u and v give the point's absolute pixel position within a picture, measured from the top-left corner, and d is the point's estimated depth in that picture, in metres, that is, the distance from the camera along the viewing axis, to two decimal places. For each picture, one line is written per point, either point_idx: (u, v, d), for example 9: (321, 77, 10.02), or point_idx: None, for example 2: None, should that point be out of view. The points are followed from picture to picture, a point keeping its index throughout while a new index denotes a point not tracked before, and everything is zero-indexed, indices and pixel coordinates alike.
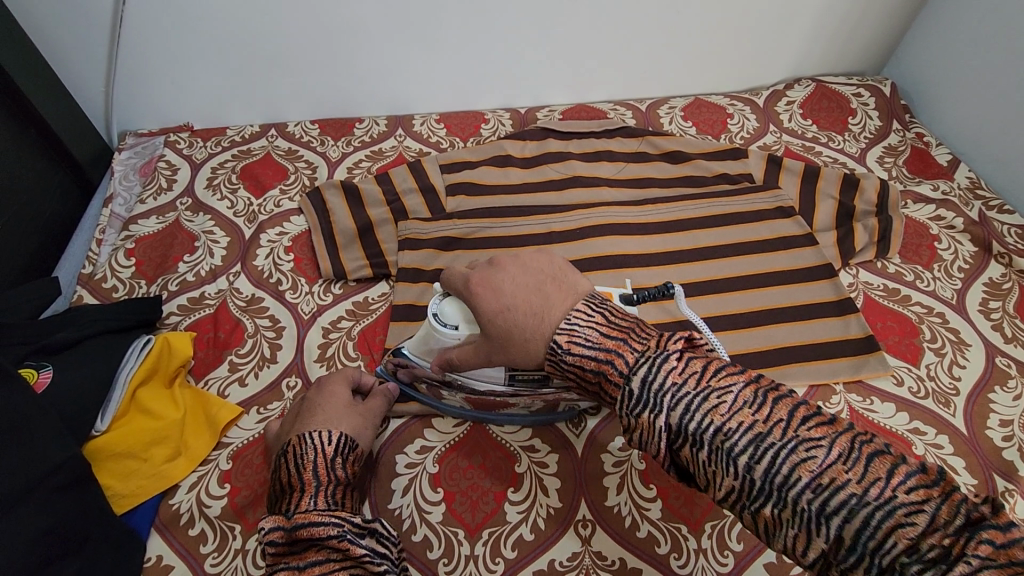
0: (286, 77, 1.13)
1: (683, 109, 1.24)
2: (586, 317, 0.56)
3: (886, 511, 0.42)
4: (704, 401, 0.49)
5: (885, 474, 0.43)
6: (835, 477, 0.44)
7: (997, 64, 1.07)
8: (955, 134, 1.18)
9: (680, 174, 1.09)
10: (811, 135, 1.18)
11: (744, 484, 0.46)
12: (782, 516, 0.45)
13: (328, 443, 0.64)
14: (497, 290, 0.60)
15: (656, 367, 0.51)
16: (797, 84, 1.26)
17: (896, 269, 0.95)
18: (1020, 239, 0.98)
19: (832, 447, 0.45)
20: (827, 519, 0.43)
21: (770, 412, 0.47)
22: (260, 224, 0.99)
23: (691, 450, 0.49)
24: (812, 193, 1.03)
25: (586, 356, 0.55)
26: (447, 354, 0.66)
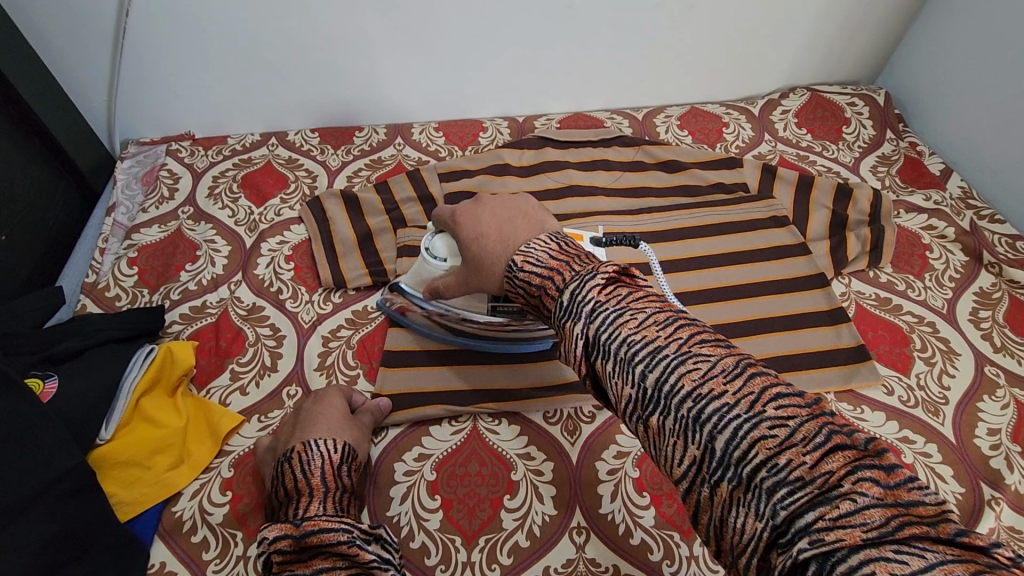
0: (287, 87, 1.14)
1: (680, 118, 1.25)
2: (544, 242, 0.60)
3: (752, 424, 0.41)
4: (617, 316, 0.49)
5: (760, 390, 0.43)
6: (714, 388, 0.43)
7: (991, 73, 1.08)
8: (949, 142, 1.19)
9: (675, 184, 1.10)
10: (806, 145, 1.19)
11: (638, 393, 0.47)
12: (665, 424, 0.45)
13: (332, 454, 0.67)
14: (474, 221, 0.68)
15: (584, 285, 0.52)
16: (793, 93, 1.28)
17: (888, 278, 0.97)
18: (1010, 248, 0.99)
19: (718, 362, 0.45)
20: (702, 427, 0.43)
21: (672, 330, 0.47)
22: (261, 233, 1.01)
23: (599, 360, 0.49)
24: (805, 203, 1.04)
25: (535, 273, 0.58)
26: (434, 284, 0.75)
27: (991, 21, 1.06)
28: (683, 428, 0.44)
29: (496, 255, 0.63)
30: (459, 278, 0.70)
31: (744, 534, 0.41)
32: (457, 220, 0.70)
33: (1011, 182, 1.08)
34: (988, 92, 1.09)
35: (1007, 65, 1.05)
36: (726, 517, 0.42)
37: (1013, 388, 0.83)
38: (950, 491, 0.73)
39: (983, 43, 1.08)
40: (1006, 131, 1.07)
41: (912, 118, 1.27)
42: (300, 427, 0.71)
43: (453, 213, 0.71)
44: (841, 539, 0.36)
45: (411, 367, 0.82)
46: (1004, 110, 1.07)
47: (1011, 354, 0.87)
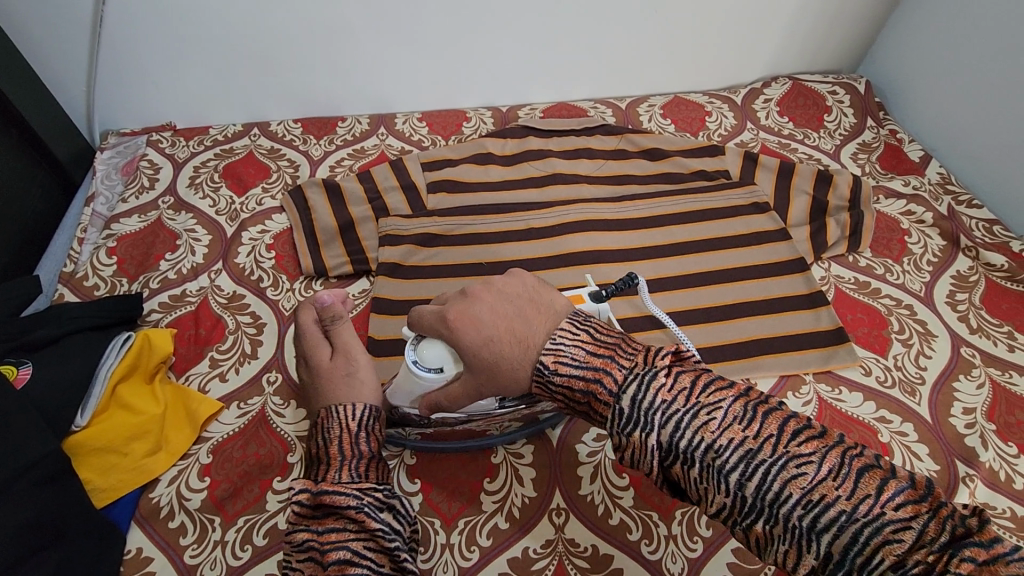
0: (270, 77, 1.14)
1: (663, 107, 1.25)
2: (571, 334, 0.54)
3: (873, 528, 0.41)
4: (694, 419, 0.47)
5: (874, 490, 0.42)
6: (825, 494, 0.43)
7: (979, 66, 1.07)
8: (935, 135, 1.19)
9: (658, 171, 1.11)
10: (787, 133, 1.20)
11: (736, 502, 0.46)
12: (773, 533, 0.44)
13: (351, 412, 0.63)
14: (478, 321, 0.57)
15: (645, 386, 0.49)
16: (775, 82, 1.28)
17: (867, 262, 0.97)
18: (987, 233, 1.00)
19: (823, 463, 0.44)
20: (818, 535, 0.43)
21: (759, 428, 0.46)
22: (242, 222, 1.00)
23: (683, 467, 0.47)
24: (786, 189, 1.05)
25: (574, 376, 0.53)
26: (433, 398, 0.62)
27: (981, 12, 1.05)
28: (796, 537, 0.43)
29: (518, 361, 0.55)
30: (469, 383, 0.58)
31: None
32: (450, 321, 0.58)
33: (996, 174, 1.08)
34: (974, 85, 1.09)
35: (995, 57, 1.05)
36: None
37: (989, 367, 0.84)
38: (925, 469, 0.74)
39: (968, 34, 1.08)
40: (993, 123, 1.07)
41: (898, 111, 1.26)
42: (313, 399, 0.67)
43: (439, 312, 0.59)
44: None
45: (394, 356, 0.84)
46: (991, 102, 1.07)
47: (987, 335, 0.88)
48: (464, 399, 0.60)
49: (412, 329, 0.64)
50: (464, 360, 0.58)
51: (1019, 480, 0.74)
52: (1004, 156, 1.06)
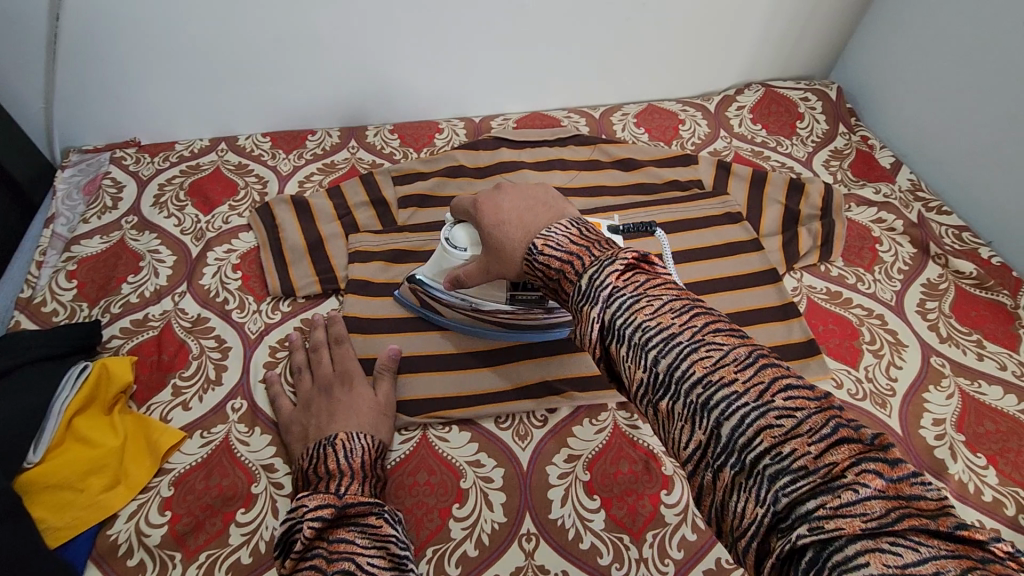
0: (236, 91, 1.11)
1: (636, 116, 1.25)
2: (565, 226, 0.58)
3: (760, 413, 0.40)
4: (633, 301, 0.48)
5: (770, 381, 0.41)
6: (725, 377, 0.42)
7: (977, 81, 1.04)
8: (925, 151, 1.15)
9: (631, 181, 1.10)
10: (760, 140, 1.20)
11: (649, 378, 0.45)
12: (673, 409, 0.44)
13: (370, 447, 0.69)
14: (496, 210, 0.65)
15: (603, 270, 0.51)
16: (748, 89, 1.28)
17: (839, 272, 0.97)
18: (956, 239, 1.01)
19: (731, 351, 0.43)
20: (709, 413, 0.41)
21: (687, 317, 0.46)
22: (208, 242, 0.98)
23: (615, 346, 0.48)
24: (759, 198, 1.05)
25: (553, 258, 0.56)
26: (454, 273, 0.73)
27: (980, 27, 1.01)
28: (691, 413, 0.43)
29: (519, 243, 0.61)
30: (482, 264, 0.68)
31: (744, 517, 0.39)
32: (478, 208, 0.68)
33: (970, 182, 1.07)
34: (969, 100, 1.05)
35: (993, 73, 1.01)
36: (727, 501, 0.41)
37: (959, 377, 0.84)
38: None
39: (964, 49, 1.05)
40: (989, 141, 1.03)
41: (885, 125, 1.23)
42: (332, 415, 0.72)
43: (475, 200, 0.70)
44: (839, 527, 0.35)
45: None
46: (987, 119, 1.03)
47: (957, 343, 0.88)
48: (479, 279, 0.70)
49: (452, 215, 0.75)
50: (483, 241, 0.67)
51: (988, 492, 0.74)
52: (999, 174, 1.02)
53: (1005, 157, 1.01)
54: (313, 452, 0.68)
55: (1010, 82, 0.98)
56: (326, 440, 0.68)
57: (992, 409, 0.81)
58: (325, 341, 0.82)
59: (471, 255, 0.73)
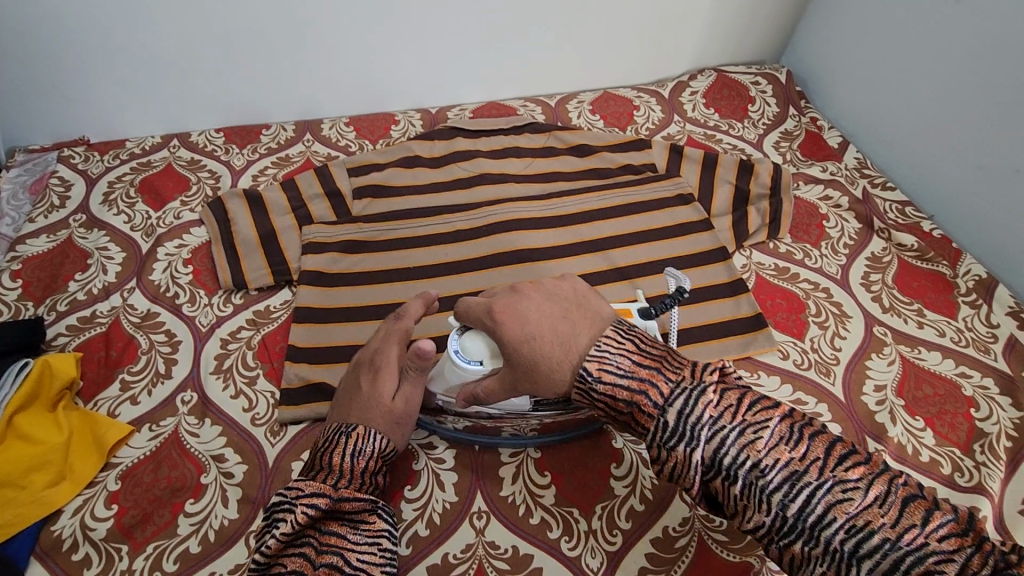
0: (185, 87, 1.10)
1: (592, 103, 1.26)
2: (616, 343, 0.57)
3: (916, 557, 0.46)
4: (743, 437, 0.51)
5: (919, 521, 0.47)
6: (870, 520, 0.47)
7: (984, 82, 0.96)
8: (918, 154, 1.08)
9: (586, 167, 1.11)
10: (713, 124, 1.22)
11: (775, 521, 0.50)
12: (811, 553, 0.49)
13: (378, 452, 0.65)
14: (521, 318, 0.59)
15: (692, 400, 0.53)
16: (701, 74, 1.30)
17: (787, 249, 1.00)
18: (900, 214, 1.04)
19: (869, 491, 0.48)
20: (859, 560, 0.47)
21: (806, 450, 0.50)
22: (158, 237, 0.97)
23: (724, 483, 0.51)
24: (710, 179, 1.07)
25: (618, 386, 0.55)
26: (471, 388, 0.65)
27: (993, 19, 0.93)
28: (833, 558, 0.48)
29: (557, 361, 0.57)
30: (506, 378, 0.61)
31: None
32: (494, 316, 0.61)
33: (912, 159, 1.10)
34: (971, 102, 0.98)
35: (1001, 73, 0.93)
36: None
37: (899, 344, 0.87)
38: None
39: (965, 41, 0.97)
40: (989, 147, 0.96)
41: (871, 121, 1.17)
42: (352, 405, 0.68)
43: (484, 305, 0.62)
44: None
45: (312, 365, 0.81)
46: (988, 122, 0.96)
47: (899, 314, 0.90)
48: (501, 396, 0.63)
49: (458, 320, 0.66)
50: (506, 357, 0.60)
51: (926, 452, 0.76)
52: (946, 151, 1.03)
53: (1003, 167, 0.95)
54: (326, 433, 0.66)
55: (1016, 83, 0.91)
56: (340, 428, 0.66)
57: (931, 374, 0.83)
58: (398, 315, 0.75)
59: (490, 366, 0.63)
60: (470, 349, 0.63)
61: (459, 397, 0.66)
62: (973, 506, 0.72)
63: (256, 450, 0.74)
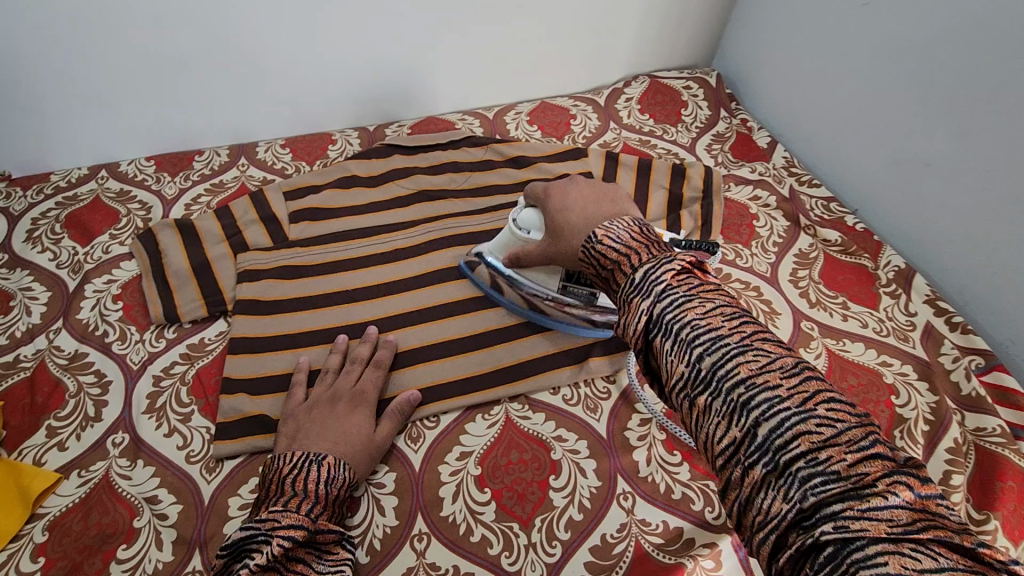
0: (110, 117, 1.08)
1: (529, 114, 1.28)
2: (625, 224, 0.63)
3: (801, 418, 0.42)
4: (686, 301, 0.51)
5: (813, 391, 0.44)
6: (769, 381, 0.44)
7: (891, 81, 0.99)
8: (857, 154, 1.09)
9: (524, 178, 1.13)
10: (648, 130, 1.25)
11: (691, 373, 0.48)
12: (712, 405, 0.46)
13: (348, 483, 0.69)
14: (565, 197, 0.73)
15: (660, 267, 0.54)
16: (635, 81, 1.33)
17: (719, 250, 1.03)
18: (825, 210, 1.08)
19: (778, 360, 0.46)
20: (748, 412, 0.44)
21: (739, 323, 0.49)
22: (86, 274, 0.95)
23: (660, 339, 0.50)
24: (645, 185, 1.10)
25: (612, 248, 0.61)
26: (516, 251, 0.81)
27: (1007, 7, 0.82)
28: (730, 410, 0.45)
29: (575, 230, 0.68)
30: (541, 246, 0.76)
31: (768, 512, 0.42)
32: (549, 193, 0.75)
33: (835, 155, 1.13)
34: (951, 103, 0.91)
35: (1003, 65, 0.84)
36: (753, 497, 0.43)
37: (826, 338, 0.90)
38: None
39: (954, 33, 0.88)
40: (934, 147, 0.95)
41: (804, 118, 1.19)
42: (324, 431, 0.71)
43: (546, 184, 0.77)
44: (864, 529, 0.38)
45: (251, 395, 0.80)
46: (927, 126, 0.95)
47: (825, 308, 0.94)
48: (533, 263, 0.79)
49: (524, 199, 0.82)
50: (548, 225, 0.74)
51: None
52: (863, 145, 1.07)
53: (936, 171, 0.95)
54: (294, 461, 0.67)
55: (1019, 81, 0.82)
56: (312, 456, 0.68)
57: (855, 364, 0.87)
58: (365, 358, 0.81)
59: (530, 237, 0.79)
60: (524, 220, 0.80)
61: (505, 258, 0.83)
62: None
63: (192, 489, 0.73)
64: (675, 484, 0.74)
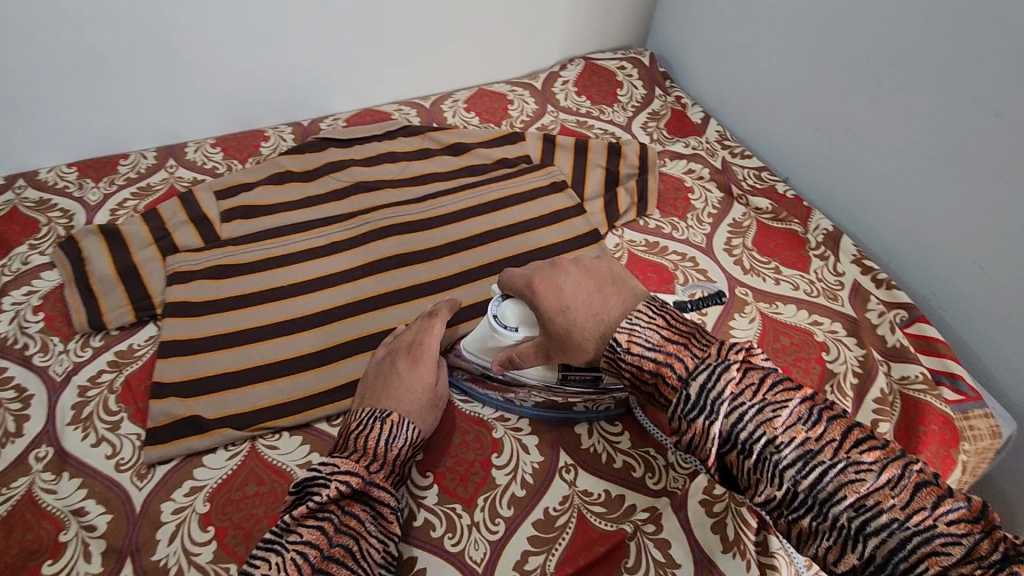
0: (26, 124, 1.02)
1: (466, 101, 1.27)
2: (646, 318, 0.62)
3: (924, 538, 0.46)
4: (761, 415, 0.53)
5: (929, 504, 0.47)
6: (880, 501, 0.48)
7: (810, 51, 1.02)
8: (783, 123, 1.12)
9: (462, 165, 1.13)
10: (584, 111, 1.26)
11: (786, 495, 0.51)
12: (819, 528, 0.50)
13: (411, 443, 0.68)
14: (559, 289, 0.69)
15: (715, 374, 0.55)
16: (571, 63, 1.34)
17: (656, 224, 1.04)
18: (756, 179, 1.11)
19: (881, 474, 0.49)
20: (865, 537, 0.48)
21: (823, 432, 0.52)
22: (3, 287, 0.90)
23: (738, 457, 0.53)
24: (583, 164, 1.12)
25: (645, 357, 0.60)
26: (506, 353, 0.72)
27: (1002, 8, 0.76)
28: (842, 535, 0.49)
29: (590, 330, 0.65)
30: (542, 344, 0.70)
31: None
32: (536, 289, 0.71)
33: (763, 126, 1.16)
34: (943, 102, 0.85)
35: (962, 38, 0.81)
36: None
37: (759, 302, 0.92)
38: None
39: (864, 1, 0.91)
40: (853, 113, 0.98)
41: (733, 92, 1.21)
42: (386, 390, 0.71)
43: (528, 277, 0.73)
44: None
45: (184, 397, 0.78)
46: (845, 93, 0.98)
47: (758, 273, 0.96)
48: (534, 360, 0.71)
49: (503, 290, 0.77)
50: (546, 326, 0.69)
51: None
52: (788, 115, 1.10)
53: (856, 136, 0.98)
54: (361, 419, 0.68)
55: (942, 48, 0.83)
56: (377, 414, 0.68)
57: (787, 325, 0.89)
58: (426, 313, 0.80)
59: (521, 334, 0.73)
60: (507, 316, 0.74)
61: (494, 364, 0.73)
62: None
63: (122, 496, 0.71)
64: (615, 453, 0.76)
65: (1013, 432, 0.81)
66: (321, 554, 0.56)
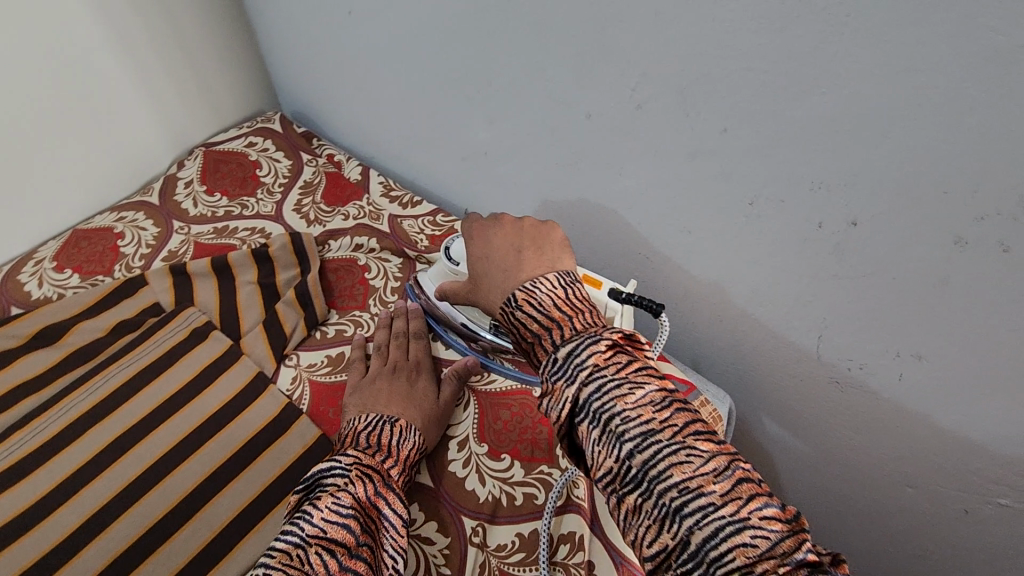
0: None
1: (56, 257, 0.96)
2: (549, 284, 0.60)
3: (735, 528, 0.45)
4: (614, 388, 0.51)
5: (746, 496, 0.46)
6: (701, 484, 0.47)
7: (414, 82, 0.91)
8: (436, 160, 1.01)
9: (64, 354, 0.82)
10: (222, 213, 1.03)
11: (622, 469, 0.50)
12: (642, 505, 0.49)
13: (416, 448, 0.69)
14: (484, 241, 0.70)
15: (586, 347, 0.54)
16: (188, 159, 1.10)
17: (335, 330, 0.89)
18: (432, 227, 0.98)
19: (710, 461, 0.48)
20: (682, 518, 0.47)
21: (668, 416, 0.50)
22: None
23: (588, 426, 0.52)
24: (229, 290, 0.90)
25: (533, 317, 0.58)
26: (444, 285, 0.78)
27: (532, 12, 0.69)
28: (660, 513, 0.48)
29: (495, 284, 0.66)
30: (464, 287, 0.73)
31: None
32: (470, 235, 0.72)
33: (420, 169, 1.05)
34: (540, 114, 0.79)
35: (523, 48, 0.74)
36: None
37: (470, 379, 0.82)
38: (434, 553, 0.67)
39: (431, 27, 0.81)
40: (484, 137, 0.89)
41: (379, 137, 1.08)
42: (393, 397, 0.73)
43: (469, 225, 0.73)
44: None
45: None
46: (466, 118, 0.89)
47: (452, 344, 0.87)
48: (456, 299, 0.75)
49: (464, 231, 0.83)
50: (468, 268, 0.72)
51: (519, 494, 0.71)
52: (434, 150, 0.99)
53: (497, 160, 0.90)
54: (367, 420, 0.69)
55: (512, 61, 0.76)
56: (385, 418, 0.69)
57: (503, 394, 0.80)
58: (406, 331, 0.85)
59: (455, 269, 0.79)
60: (455, 250, 0.80)
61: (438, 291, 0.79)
62: (568, 531, 0.67)
63: None
64: None
65: (728, 407, 0.82)
66: (348, 552, 0.50)
